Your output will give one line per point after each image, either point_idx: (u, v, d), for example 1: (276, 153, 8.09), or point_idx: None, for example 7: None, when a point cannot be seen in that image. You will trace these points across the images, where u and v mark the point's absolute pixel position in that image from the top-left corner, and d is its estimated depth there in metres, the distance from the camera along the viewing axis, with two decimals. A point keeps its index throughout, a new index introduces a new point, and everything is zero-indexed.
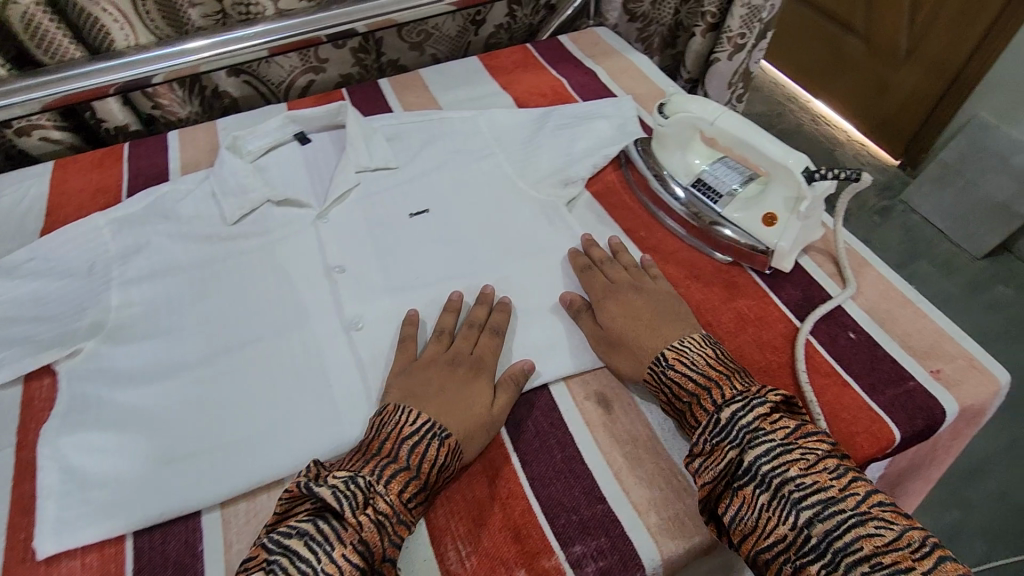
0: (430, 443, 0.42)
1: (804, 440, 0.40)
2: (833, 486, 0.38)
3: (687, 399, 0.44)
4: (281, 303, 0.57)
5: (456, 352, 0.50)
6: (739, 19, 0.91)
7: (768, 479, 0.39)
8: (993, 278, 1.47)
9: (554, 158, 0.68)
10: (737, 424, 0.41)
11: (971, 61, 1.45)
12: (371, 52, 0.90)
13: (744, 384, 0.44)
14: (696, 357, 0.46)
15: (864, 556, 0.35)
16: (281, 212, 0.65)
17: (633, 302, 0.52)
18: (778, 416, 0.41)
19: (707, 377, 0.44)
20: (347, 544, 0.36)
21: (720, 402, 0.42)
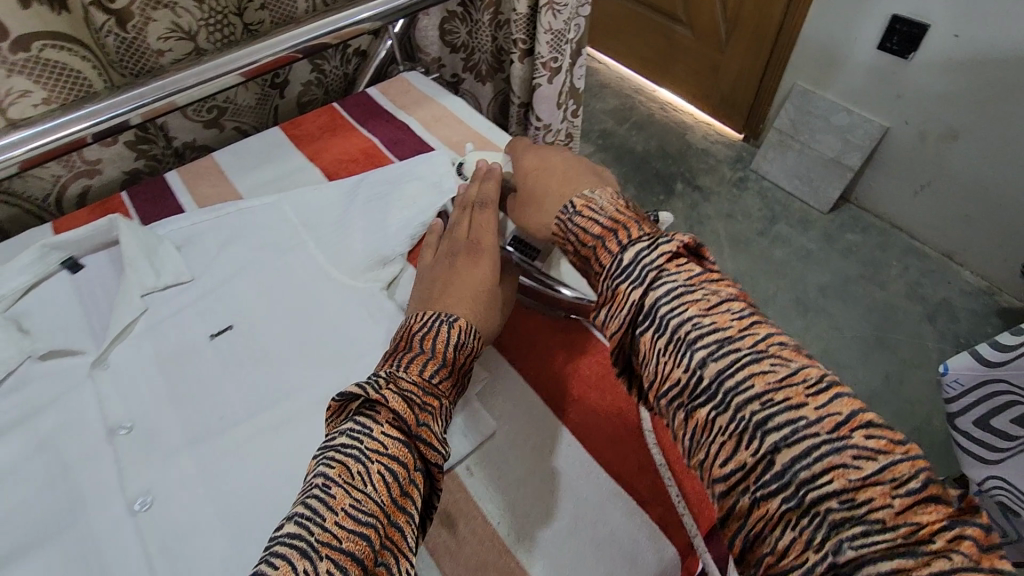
0: (441, 327, 0.45)
1: (709, 283, 0.35)
2: (730, 321, 0.33)
3: (591, 245, 0.41)
4: (47, 493, 0.46)
5: (454, 242, 0.55)
6: (547, 44, 0.89)
7: (664, 318, 0.35)
8: (843, 227, 1.58)
9: (369, 235, 0.63)
10: (639, 262, 0.37)
11: (781, 37, 1.54)
12: (155, 141, 0.79)
13: (652, 229, 0.40)
14: (606, 206, 0.42)
15: (755, 395, 0.31)
16: (47, 366, 0.54)
17: (557, 166, 0.52)
18: (684, 258, 0.37)
19: (614, 222, 0.40)
20: (383, 423, 0.37)
21: (625, 242, 0.38)
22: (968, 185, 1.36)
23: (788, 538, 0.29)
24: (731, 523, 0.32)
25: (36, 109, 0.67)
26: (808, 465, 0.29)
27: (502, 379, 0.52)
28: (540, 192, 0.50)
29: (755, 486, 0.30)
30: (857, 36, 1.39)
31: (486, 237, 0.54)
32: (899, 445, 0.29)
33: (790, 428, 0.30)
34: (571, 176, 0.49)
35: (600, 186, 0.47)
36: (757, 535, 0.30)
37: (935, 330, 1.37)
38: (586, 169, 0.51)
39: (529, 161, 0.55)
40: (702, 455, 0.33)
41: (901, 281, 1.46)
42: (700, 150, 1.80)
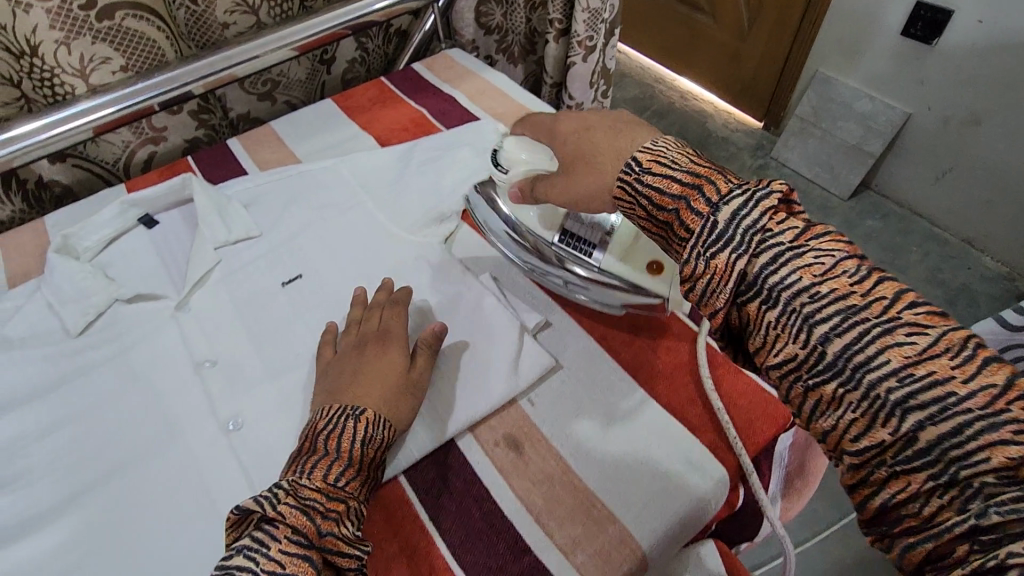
0: (346, 423, 0.43)
1: (819, 244, 0.34)
2: (850, 285, 0.32)
3: (671, 207, 0.39)
4: (146, 417, 0.50)
5: (364, 329, 0.51)
6: (584, 23, 0.93)
7: (775, 288, 0.34)
8: (863, 213, 1.60)
9: (425, 194, 0.67)
10: (738, 223, 0.35)
11: (804, 25, 1.56)
12: (214, 112, 0.83)
13: (738, 179, 0.38)
14: (676, 157, 0.40)
15: (892, 371, 0.30)
16: (133, 309, 0.59)
17: (596, 117, 0.49)
18: (784, 214, 0.35)
19: (694, 176, 0.38)
20: (282, 539, 0.36)
21: (716, 200, 0.36)
22: (991, 171, 1.37)
23: (932, 505, 0.30)
24: (864, 489, 0.32)
25: (114, 76, 0.71)
26: (959, 443, 0.28)
27: (558, 324, 0.57)
28: (581, 145, 0.47)
29: (894, 460, 0.30)
30: (881, 23, 1.41)
31: (395, 322, 0.51)
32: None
33: (933, 404, 0.29)
34: (616, 124, 0.46)
35: (653, 134, 0.44)
36: (897, 502, 0.31)
37: (955, 313, 1.39)
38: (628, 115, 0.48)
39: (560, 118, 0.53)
40: (831, 428, 0.32)
41: (921, 265, 1.48)
42: (720, 137, 1.82)
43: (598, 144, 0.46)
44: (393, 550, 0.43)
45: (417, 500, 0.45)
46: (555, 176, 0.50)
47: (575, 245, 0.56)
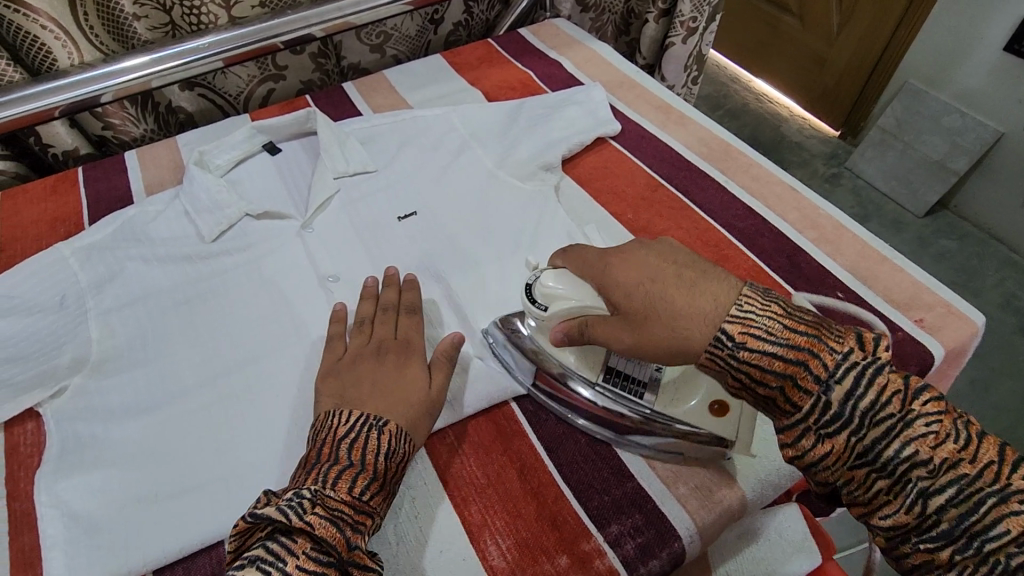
0: (368, 435, 0.41)
1: (915, 402, 0.36)
2: (878, 375, 0.36)
3: (773, 384, 0.38)
4: (278, 322, 0.55)
5: (380, 341, 0.50)
6: (691, 4, 0.94)
7: (846, 407, 0.36)
8: (937, 232, 1.56)
9: (533, 144, 0.69)
10: (854, 401, 0.36)
11: (899, 31, 1.50)
12: (330, 57, 0.88)
13: (838, 339, 0.37)
14: (768, 324, 0.38)
15: (916, 460, 0.35)
16: (261, 225, 0.63)
17: (648, 260, 0.42)
18: (885, 378, 0.36)
19: (792, 347, 0.37)
20: (300, 555, 0.35)
21: (828, 375, 0.36)
22: None
23: None
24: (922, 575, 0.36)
25: (253, 11, 0.77)
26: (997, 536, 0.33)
27: None
28: (652, 297, 0.40)
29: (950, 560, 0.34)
30: (984, 36, 1.36)
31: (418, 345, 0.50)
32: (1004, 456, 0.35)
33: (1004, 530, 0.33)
34: (694, 280, 0.40)
35: (728, 285, 0.40)
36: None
37: None
38: (682, 252, 0.43)
39: (610, 257, 0.44)
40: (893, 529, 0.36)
41: (994, 290, 1.44)
42: (794, 142, 1.79)
43: (682, 307, 0.39)
44: (501, 459, 0.46)
45: (526, 420, 0.48)
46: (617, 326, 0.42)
47: (624, 385, 0.45)
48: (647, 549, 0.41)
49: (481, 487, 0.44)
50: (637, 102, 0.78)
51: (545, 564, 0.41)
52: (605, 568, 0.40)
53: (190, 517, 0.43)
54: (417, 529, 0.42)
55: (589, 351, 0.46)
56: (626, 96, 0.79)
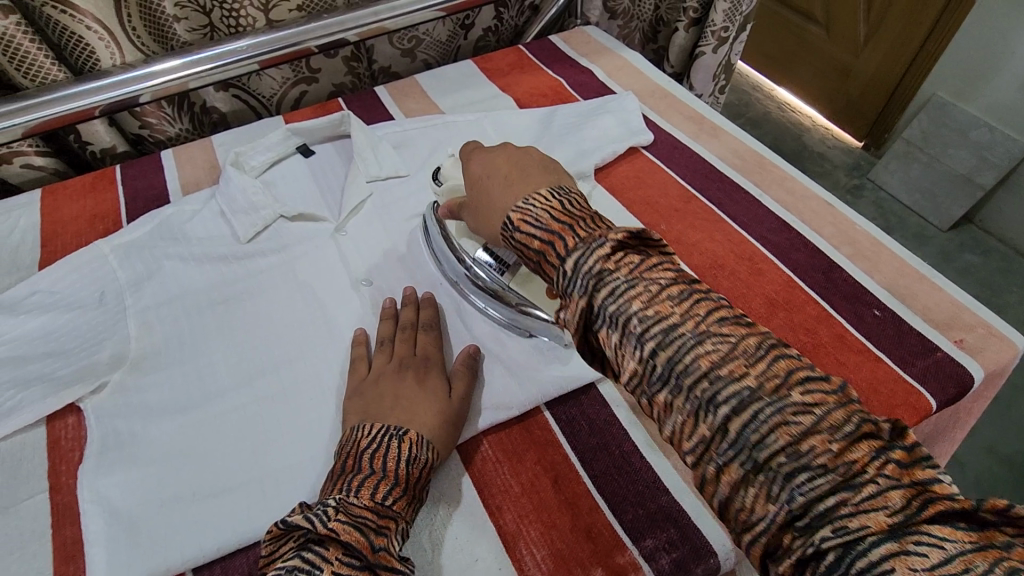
0: (389, 443, 0.41)
1: (649, 273, 0.37)
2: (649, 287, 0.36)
3: (535, 258, 0.42)
4: (312, 324, 0.56)
5: (400, 358, 0.50)
6: (723, 13, 0.94)
7: (580, 278, 0.38)
8: (962, 246, 1.54)
9: (566, 152, 0.69)
10: (580, 271, 0.38)
11: (928, 43, 1.48)
12: (363, 61, 0.89)
13: (590, 230, 0.40)
14: (540, 212, 0.41)
15: (779, 448, 0.31)
16: (296, 226, 0.64)
17: (498, 162, 0.49)
18: (623, 253, 0.38)
19: (550, 232, 0.40)
20: (332, 561, 0.35)
21: (564, 254, 0.39)
22: None
23: None
24: None
25: (290, 14, 0.78)
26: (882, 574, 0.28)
27: None
28: (485, 188, 0.48)
29: None
30: (1016, 50, 1.34)
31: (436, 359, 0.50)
32: (931, 489, 0.30)
33: (890, 558, 0.28)
34: (509, 176, 0.47)
35: (539, 182, 0.45)
36: None
37: None
38: (531, 163, 0.48)
39: (479, 151, 0.52)
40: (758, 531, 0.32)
41: (1020, 308, 1.42)
42: (816, 153, 1.78)
43: (494, 198, 0.47)
44: (535, 468, 0.46)
45: (559, 429, 0.48)
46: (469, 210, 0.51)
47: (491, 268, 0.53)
48: (682, 564, 0.41)
49: (515, 496, 0.44)
50: (669, 111, 0.78)
51: None
52: None
53: (228, 517, 0.44)
54: (455, 537, 0.42)
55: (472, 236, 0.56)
56: (658, 105, 0.79)
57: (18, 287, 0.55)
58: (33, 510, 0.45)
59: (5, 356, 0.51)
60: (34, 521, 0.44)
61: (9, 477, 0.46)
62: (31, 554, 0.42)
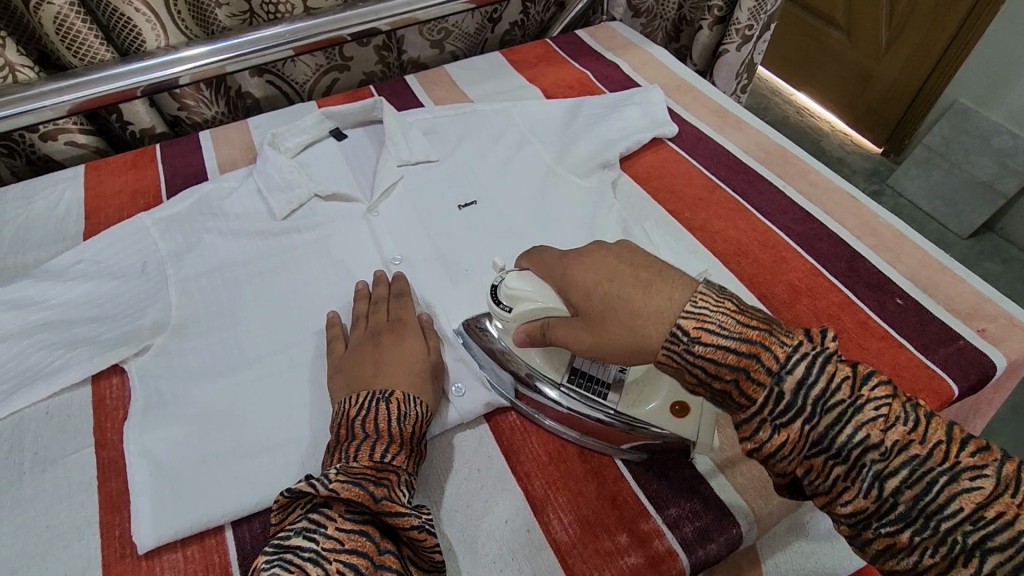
0: (378, 406, 0.43)
1: (836, 365, 0.36)
2: (829, 364, 0.35)
3: (728, 377, 0.37)
4: (345, 298, 0.58)
5: (375, 326, 0.51)
6: (748, 11, 0.95)
7: (799, 397, 0.35)
8: (980, 254, 1.53)
9: (593, 141, 0.70)
10: (805, 388, 0.35)
11: (951, 48, 1.48)
12: (393, 51, 0.91)
13: (788, 333, 0.37)
14: (721, 318, 0.37)
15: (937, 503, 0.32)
16: (329, 206, 0.66)
17: (608, 262, 0.41)
18: (833, 362, 0.36)
19: (745, 340, 0.36)
20: (336, 517, 0.36)
21: (780, 366, 0.35)
22: None
23: None
24: None
25: (327, 2, 0.81)
26: None
27: (720, 277, 0.59)
28: (612, 296, 0.39)
29: None
30: None
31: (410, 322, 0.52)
32: None
33: None
34: (646, 275, 0.40)
35: (682, 282, 0.39)
36: None
37: None
38: (647, 258, 0.41)
39: (567, 255, 0.43)
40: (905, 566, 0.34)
41: None
42: (834, 157, 1.78)
43: (636, 304, 0.38)
44: (561, 440, 0.47)
45: None
46: (576, 325, 0.41)
47: (585, 385, 0.46)
48: (705, 533, 0.42)
49: (543, 463, 0.46)
50: (694, 105, 0.79)
51: (606, 541, 0.42)
52: (665, 549, 0.41)
53: (267, 474, 0.45)
54: (485, 501, 0.44)
55: (549, 356, 0.47)
56: (683, 99, 0.80)
57: (65, 255, 0.57)
58: (80, 464, 0.47)
59: (52, 319, 0.53)
60: (81, 473, 0.46)
61: (56, 432, 0.48)
62: (79, 504, 0.44)
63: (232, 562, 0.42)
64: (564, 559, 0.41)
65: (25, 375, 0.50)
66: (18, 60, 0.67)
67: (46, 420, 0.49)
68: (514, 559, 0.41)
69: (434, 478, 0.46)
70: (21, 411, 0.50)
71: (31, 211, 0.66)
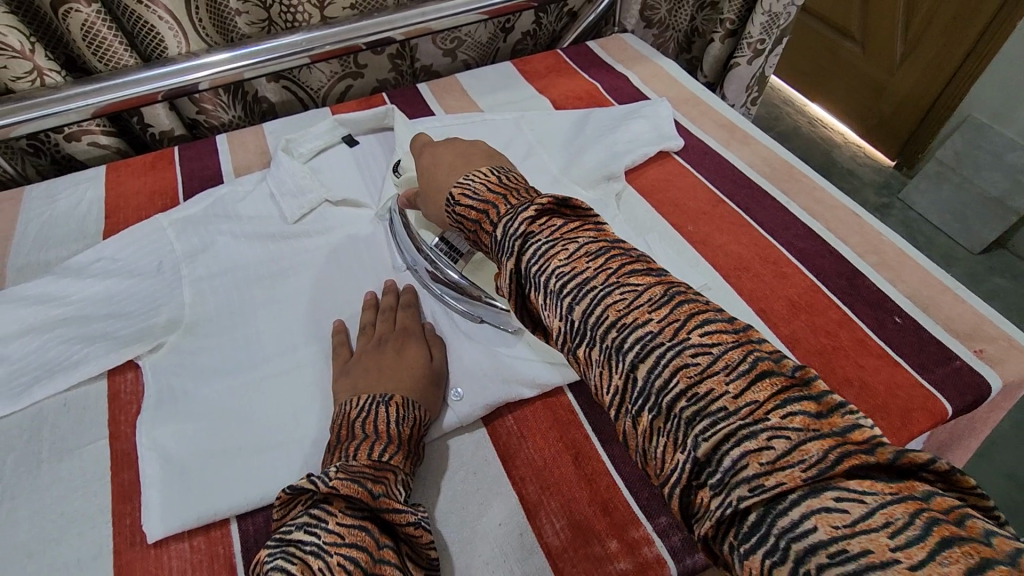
0: (378, 409, 0.45)
1: (569, 235, 0.36)
2: (539, 219, 0.37)
3: (473, 227, 0.42)
4: (351, 302, 0.60)
5: (380, 334, 0.53)
6: (760, 25, 0.95)
7: (507, 241, 0.37)
8: (990, 270, 1.52)
9: (598, 154, 0.71)
10: (509, 235, 0.37)
11: (966, 62, 1.47)
12: (406, 59, 0.93)
13: (522, 197, 0.40)
14: (476, 186, 0.42)
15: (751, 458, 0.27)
16: (339, 211, 0.68)
17: (444, 153, 0.51)
18: (546, 218, 0.37)
19: (485, 202, 0.41)
20: (337, 513, 0.37)
21: (496, 219, 0.39)
22: None
23: None
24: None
25: (343, 12, 0.83)
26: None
27: (720, 290, 0.60)
28: (433, 176, 0.49)
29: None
30: None
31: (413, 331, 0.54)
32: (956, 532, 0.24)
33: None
34: (455, 161, 0.48)
35: (478, 164, 0.46)
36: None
37: None
38: (475, 151, 0.49)
39: (428, 152, 0.53)
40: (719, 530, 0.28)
41: None
42: (846, 169, 1.77)
43: (438, 178, 0.48)
44: (556, 446, 0.48)
45: (580, 410, 0.51)
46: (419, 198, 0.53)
47: (447, 253, 0.57)
48: (694, 542, 0.43)
49: (537, 468, 0.47)
50: (701, 118, 0.80)
51: (596, 547, 0.43)
52: (654, 556, 0.42)
53: (271, 471, 0.47)
54: (480, 503, 0.46)
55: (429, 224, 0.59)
56: (690, 112, 0.81)
57: (85, 254, 0.59)
58: (94, 455, 0.49)
59: (71, 315, 0.56)
60: (95, 464, 0.48)
61: (73, 424, 0.51)
62: (92, 493, 0.46)
63: (235, 554, 0.44)
64: (555, 563, 0.42)
65: (45, 369, 0.53)
66: (46, 65, 0.69)
67: (64, 412, 0.51)
68: (507, 561, 0.42)
69: (431, 481, 0.47)
70: (40, 403, 0.52)
71: (55, 209, 0.69)
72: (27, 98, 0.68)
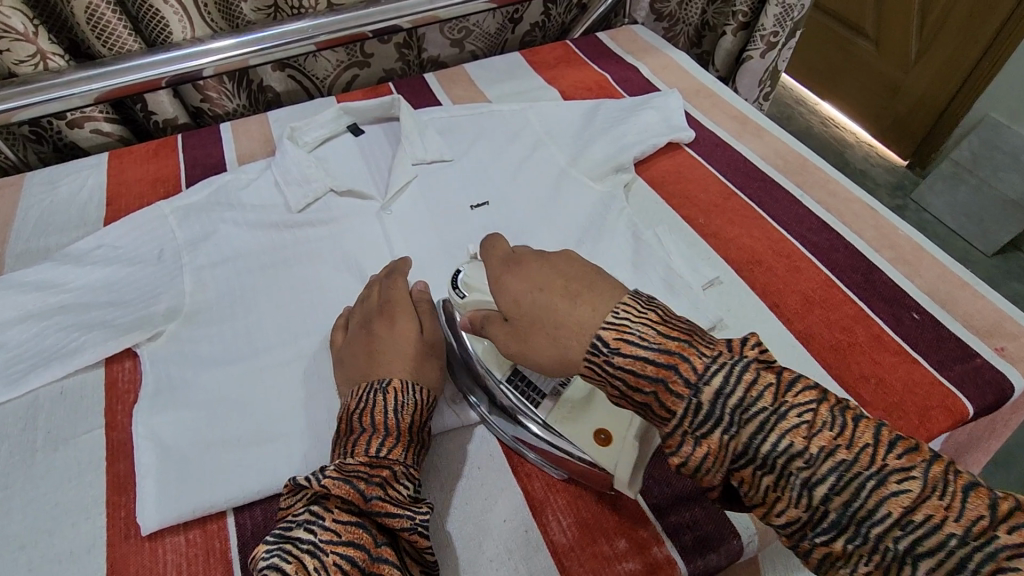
0: (375, 398, 0.43)
1: (794, 398, 0.33)
2: (749, 373, 0.34)
3: (649, 389, 0.35)
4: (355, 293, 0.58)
5: (366, 311, 0.51)
6: (773, 18, 0.93)
7: (717, 407, 0.33)
8: (1004, 273, 1.50)
9: (608, 146, 0.69)
10: (721, 402, 0.33)
11: (983, 60, 1.45)
12: (413, 48, 0.92)
13: (710, 344, 0.36)
14: (642, 328, 0.36)
15: (798, 452, 0.32)
16: (343, 201, 0.66)
17: (541, 271, 0.42)
18: (759, 372, 0.34)
19: (665, 351, 0.35)
20: (333, 510, 0.37)
21: (698, 378, 0.34)
22: None
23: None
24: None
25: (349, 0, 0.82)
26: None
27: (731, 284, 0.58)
28: (539, 305, 0.40)
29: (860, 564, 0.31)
30: None
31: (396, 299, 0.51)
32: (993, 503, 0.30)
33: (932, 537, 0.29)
34: (571, 287, 0.40)
35: (612, 293, 0.39)
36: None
37: None
38: (579, 268, 0.42)
39: (514, 263, 0.43)
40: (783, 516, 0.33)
41: None
42: (857, 169, 1.75)
43: (558, 310, 0.39)
44: None
45: None
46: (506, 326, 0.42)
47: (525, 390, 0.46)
48: (704, 542, 0.42)
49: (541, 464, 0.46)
50: (713, 110, 0.78)
51: (603, 546, 0.41)
52: (663, 557, 0.41)
53: (270, 463, 0.46)
54: (485, 498, 0.44)
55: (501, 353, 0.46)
56: (702, 104, 0.80)
57: (85, 241, 0.58)
58: (90, 444, 0.48)
59: (69, 302, 0.55)
60: (91, 453, 0.47)
61: (69, 413, 0.49)
62: (87, 482, 0.45)
63: (232, 547, 0.43)
64: (561, 562, 0.41)
65: (41, 356, 0.52)
66: (49, 49, 0.68)
67: (61, 400, 0.50)
68: (511, 558, 0.41)
69: (433, 471, 0.46)
70: (37, 391, 0.51)
71: (56, 196, 0.68)
72: (28, 82, 0.67)
